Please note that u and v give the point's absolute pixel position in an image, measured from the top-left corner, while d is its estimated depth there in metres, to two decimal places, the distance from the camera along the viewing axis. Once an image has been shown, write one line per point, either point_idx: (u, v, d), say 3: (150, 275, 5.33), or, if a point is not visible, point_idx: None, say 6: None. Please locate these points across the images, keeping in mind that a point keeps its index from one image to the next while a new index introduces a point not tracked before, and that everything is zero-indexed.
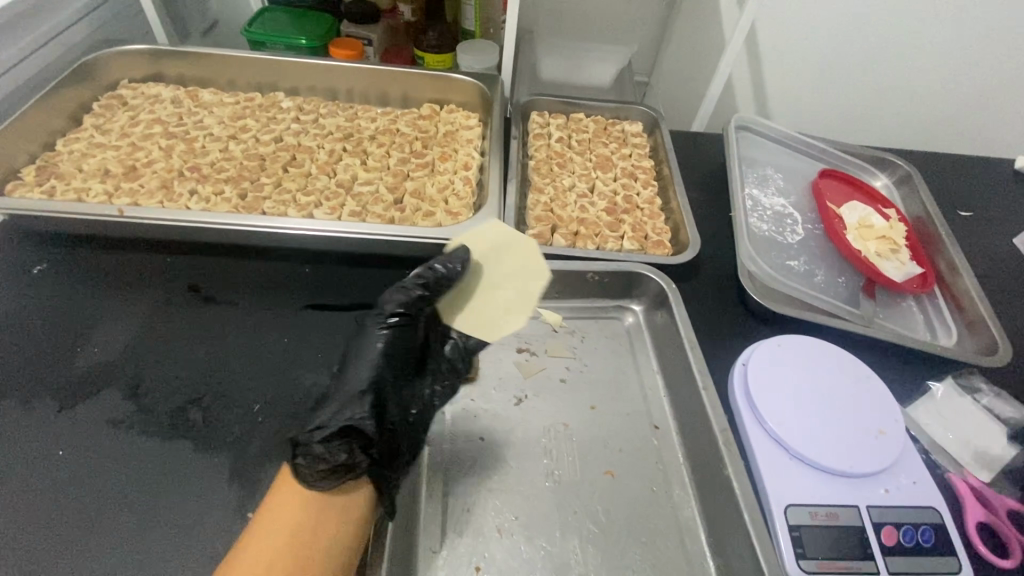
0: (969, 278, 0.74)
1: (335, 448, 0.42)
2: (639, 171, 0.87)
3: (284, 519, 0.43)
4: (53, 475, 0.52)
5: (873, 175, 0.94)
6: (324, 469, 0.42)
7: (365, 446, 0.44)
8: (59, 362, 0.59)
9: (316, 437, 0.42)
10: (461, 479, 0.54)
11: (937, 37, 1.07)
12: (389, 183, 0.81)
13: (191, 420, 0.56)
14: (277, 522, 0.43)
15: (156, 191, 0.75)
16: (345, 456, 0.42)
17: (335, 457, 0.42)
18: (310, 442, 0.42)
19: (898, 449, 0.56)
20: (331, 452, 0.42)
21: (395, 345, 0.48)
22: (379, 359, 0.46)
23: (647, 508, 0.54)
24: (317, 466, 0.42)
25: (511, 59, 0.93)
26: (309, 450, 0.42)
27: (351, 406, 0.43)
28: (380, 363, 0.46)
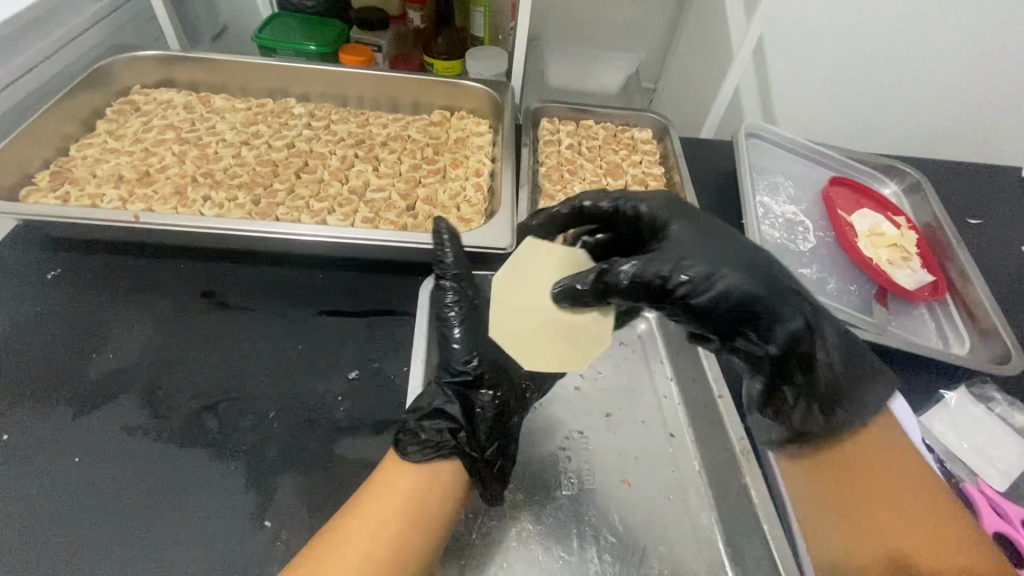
0: (981, 286, 0.74)
1: (437, 432, 0.47)
2: (650, 178, 0.88)
3: (392, 492, 0.45)
4: (69, 482, 0.52)
5: (882, 183, 0.94)
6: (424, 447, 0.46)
7: (453, 430, 0.47)
8: (74, 368, 0.59)
9: (415, 416, 0.47)
10: None
11: (943, 46, 1.08)
12: (402, 190, 0.81)
13: (206, 427, 0.56)
14: (388, 490, 0.45)
15: (169, 197, 0.75)
16: (433, 434, 0.46)
17: (427, 439, 0.46)
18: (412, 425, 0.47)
19: (915, 458, 0.56)
20: (420, 431, 0.46)
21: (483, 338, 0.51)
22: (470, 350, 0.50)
23: (664, 517, 0.54)
24: (418, 445, 0.46)
25: (521, 66, 0.94)
26: (406, 427, 0.47)
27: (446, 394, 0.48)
28: (471, 345, 0.50)
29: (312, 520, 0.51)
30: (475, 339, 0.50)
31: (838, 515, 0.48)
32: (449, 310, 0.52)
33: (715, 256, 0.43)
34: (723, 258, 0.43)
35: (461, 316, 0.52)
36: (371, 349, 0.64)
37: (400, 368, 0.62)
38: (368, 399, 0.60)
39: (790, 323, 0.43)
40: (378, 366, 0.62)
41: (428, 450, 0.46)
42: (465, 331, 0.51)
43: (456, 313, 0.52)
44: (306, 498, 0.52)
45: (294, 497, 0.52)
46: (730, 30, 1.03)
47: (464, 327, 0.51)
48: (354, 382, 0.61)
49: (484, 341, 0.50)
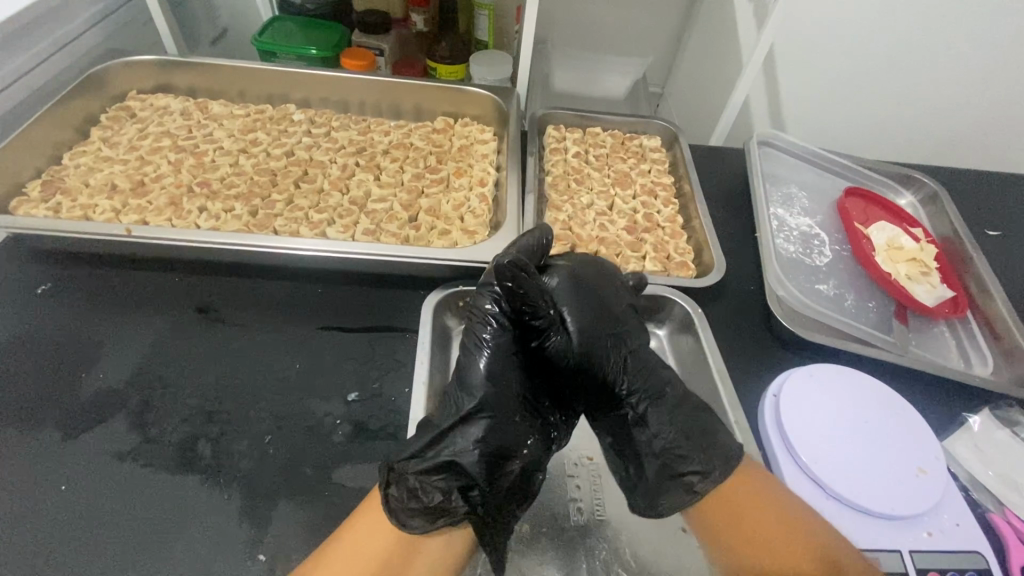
0: (1004, 303, 0.71)
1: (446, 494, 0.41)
2: (660, 188, 0.85)
3: (369, 547, 0.42)
4: (55, 511, 0.49)
5: (898, 193, 0.92)
6: (418, 507, 0.41)
7: (466, 488, 0.42)
8: (62, 388, 0.57)
9: (417, 470, 0.42)
10: None
11: (959, 51, 1.05)
12: (404, 201, 0.79)
13: (199, 452, 0.54)
14: (363, 546, 0.42)
15: (164, 208, 0.73)
16: (443, 496, 0.42)
17: (429, 498, 0.41)
18: (406, 474, 0.42)
19: (941, 490, 0.53)
20: (424, 487, 0.42)
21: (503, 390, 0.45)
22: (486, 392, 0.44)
23: (677, 549, 0.52)
24: (411, 502, 0.41)
25: (527, 73, 0.91)
26: (404, 482, 0.42)
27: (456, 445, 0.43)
28: (496, 381, 0.45)
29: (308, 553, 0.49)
30: (499, 374, 0.45)
31: (768, 512, 0.47)
32: (487, 329, 0.47)
33: (582, 302, 0.52)
34: (595, 320, 0.51)
35: (498, 337, 0.47)
36: (372, 368, 0.62)
37: (402, 389, 0.60)
38: (368, 422, 0.57)
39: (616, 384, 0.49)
40: (379, 387, 0.60)
41: (433, 513, 0.42)
42: (494, 362, 0.46)
43: (495, 335, 0.47)
44: (302, 529, 0.50)
45: (290, 528, 0.50)
46: (740, 36, 1.00)
47: (496, 355, 0.46)
48: (354, 404, 0.59)
49: (512, 376, 0.46)
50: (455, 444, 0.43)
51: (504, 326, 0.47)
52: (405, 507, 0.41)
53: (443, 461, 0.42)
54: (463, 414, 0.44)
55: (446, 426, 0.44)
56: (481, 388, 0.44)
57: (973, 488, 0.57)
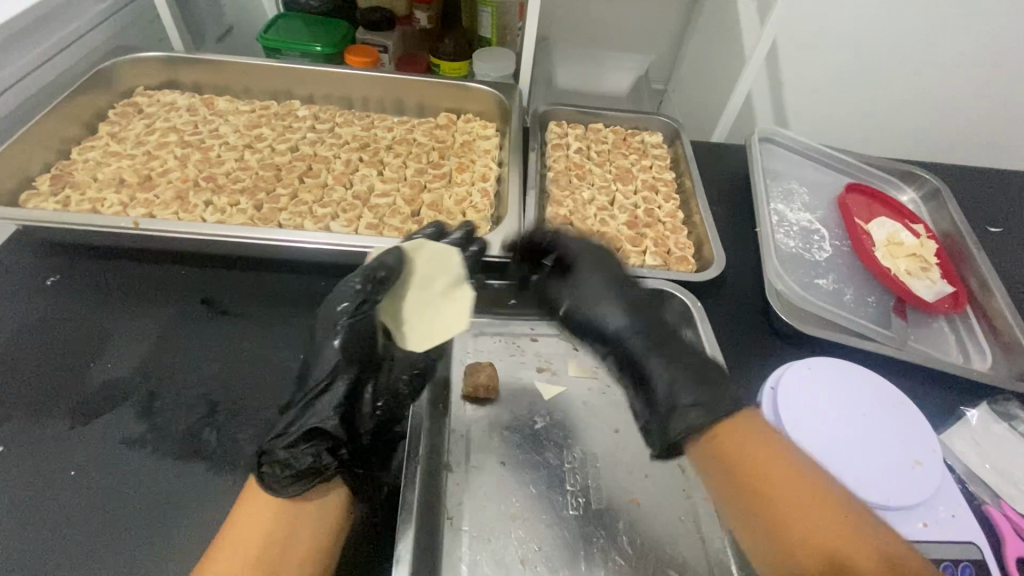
0: (1004, 298, 0.71)
1: (317, 452, 0.44)
2: (660, 184, 0.86)
3: (255, 528, 0.42)
4: (64, 496, 0.51)
5: (899, 190, 0.92)
6: (292, 475, 0.43)
7: (333, 448, 0.45)
8: (71, 378, 0.58)
9: (285, 443, 0.43)
10: (484, 506, 0.53)
11: (962, 47, 1.05)
12: (407, 195, 0.80)
13: (204, 440, 0.55)
14: (248, 531, 0.42)
15: (170, 202, 0.74)
16: (313, 459, 0.44)
17: (302, 463, 0.43)
18: (274, 449, 0.43)
19: (937, 481, 0.54)
20: (295, 454, 0.43)
21: (354, 349, 0.45)
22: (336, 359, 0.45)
23: (675, 538, 0.52)
24: (285, 472, 0.43)
25: (529, 69, 0.92)
26: (274, 454, 0.43)
27: (313, 413, 0.45)
28: (350, 357, 0.45)
29: None
30: (352, 348, 0.45)
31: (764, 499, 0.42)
32: (348, 310, 0.45)
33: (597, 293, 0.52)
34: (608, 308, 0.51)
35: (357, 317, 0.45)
36: None
37: None
38: None
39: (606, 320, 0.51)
40: None
41: (306, 477, 0.43)
42: (348, 341, 0.45)
43: (355, 316, 0.45)
44: None
45: None
46: (743, 32, 1.00)
47: (350, 333, 0.45)
48: None
49: (365, 350, 0.46)
50: (318, 412, 0.45)
51: (366, 305, 0.45)
52: (280, 472, 0.43)
53: (309, 429, 0.44)
54: (320, 386, 0.45)
55: (307, 397, 0.45)
56: (334, 362, 0.45)
57: (970, 481, 0.58)
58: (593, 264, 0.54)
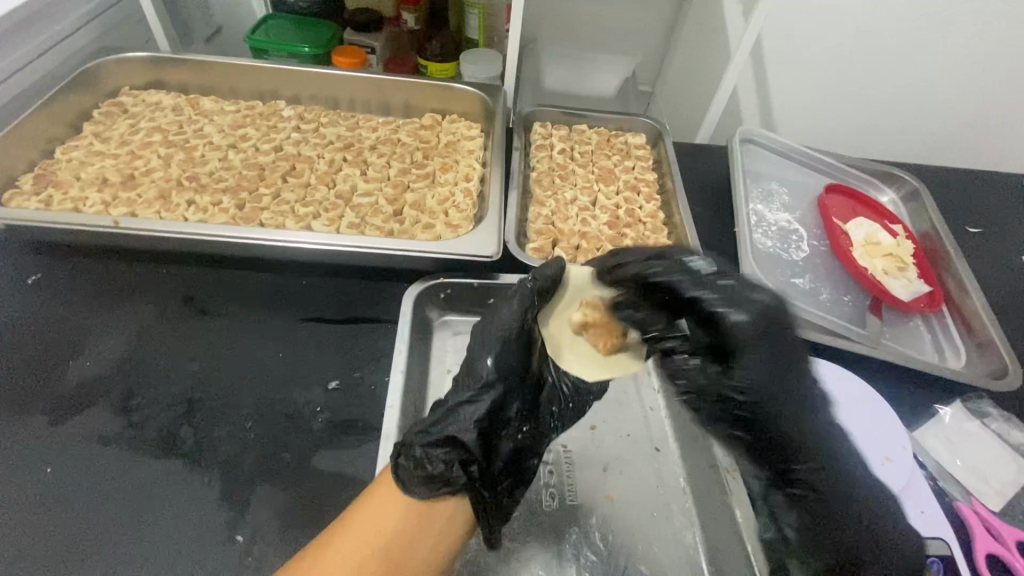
0: (978, 298, 0.72)
1: (435, 457, 0.43)
2: (642, 185, 0.86)
3: (378, 524, 0.42)
4: (39, 494, 0.51)
5: (880, 190, 0.93)
6: (421, 475, 0.43)
7: (466, 463, 0.44)
8: (50, 376, 0.58)
9: (422, 441, 0.44)
10: None
11: (943, 49, 1.06)
12: (390, 195, 0.80)
13: (182, 438, 0.55)
14: (371, 525, 0.42)
15: (153, 201, 0.74)
16: (445, 467, 0.43)
17: (433, 469, 0.43)
18: (412, 444, 0.44)
19: (906, 477, 0.55)
20: (430, 458, 0.43)
21: (505, 366, 0.47)
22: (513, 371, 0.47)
23: (647, 534, 0.53)
24: (415, 470, 0.43)
25: (514, 70, 0.92)
26: (410, 452, 0.43)
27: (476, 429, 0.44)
28: (499, 370, 0.47)
29: (288, 534, 0.50)
30: (507, 363, 0.47)
31: None
32: (511, 319, 0.48)
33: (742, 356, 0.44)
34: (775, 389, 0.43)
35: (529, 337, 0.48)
36: (353, 358, 0.63)
37: (382, 378, 0.61)
38: (347, 411, 0.58)
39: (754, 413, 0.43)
40: (360, 376, 0.61)
41: (436, 485, 0.43)
42: (500, 358, 0.47)
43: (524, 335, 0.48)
44: (282, 512, 0.51)
45: (271, 511, 0.51)
46: (727, 33, 1.01)
47: (507, 349, 0.47)
48: (334, 393, 0.60)
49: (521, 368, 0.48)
50: (459, 420, 0.45)
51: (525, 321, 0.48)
52: (409, 474, 0.43)
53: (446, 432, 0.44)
54: (465, 398, 0.46)
55: (450, 405, 0.46)
56: (487, 374, 0.47)
57: (941, 477, 0.59)
58: (783, 377, 0.43)
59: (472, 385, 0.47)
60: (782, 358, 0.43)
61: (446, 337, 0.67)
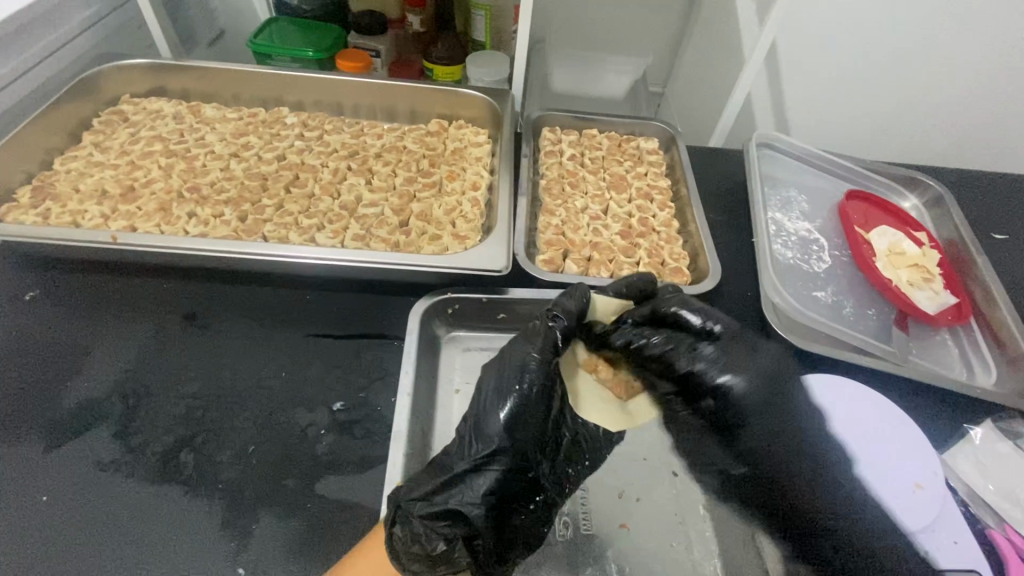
0: (1009, 310, 0.69)
1: (437, 533, 0.41)
2: (656, 192, 0.84)
3: None
4: (34, 523, 0.49)
5: (902, 196, 0.89)
6: (419, 552, 0.42)
7: (468, 539, 0.42)
8: (48, 397, 0.57)
9: (423, 513, 0.41)
10: None
11: (966, 46, 1.02)
12: (395, 205, 0.78)
13: (182, 463, 0.53)
14: None
15: (153, 214, 0.72)
16: (444, 545, 0.42)
17: (432, 544, 0.42)
18: (410, 519, 0.42)
19: (938, 506, 0.52)
20: (428, 534, 0.42)
21: (523, 421, 0.44)
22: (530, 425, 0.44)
23: (665, 565, 0.51)
24: (413, 547, 0.42)
25: (522, 74, 0.90)
26: (409, 525, 0.42)
27: (483, 504, 0.41)
28: (511, 435, 0.43)
29: (290, 566, 0.48)
30: (521, 426, 0.44)
31: None
32: (528, 373, 0.45)
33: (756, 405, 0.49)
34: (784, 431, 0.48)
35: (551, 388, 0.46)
36: (358, 378, 0.61)
37: (388, 399, 0.59)
38: (352, 434, 0.56)
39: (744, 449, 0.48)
40: (365, 397, 0.59)
41: (434, 559, 0.43)
42: (513, 414, 0.43)
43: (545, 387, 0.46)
44: (284, 541, 0.49)
45: (272, 541, 0.49)
46: (742, 33, 0.98)
47: (523, 409, 0.44)
48: (339, 414, 0.58)
49: (535, 431, 0.44)
50: (464, 492, 0.41)
51: (547, 373, 0.46)
52: (406, 545, 0.42)
53: (449, 509, 0.41)
54: (473, 464, 0.42)
55: (457, 473, 0.42)
56: (496, 439, 0.43)
57: (973, 505, 0.56)
58: (770, 429, 0.48)
59: (477, 450, 0.43)
60: (754, 401, 0.49)
61: (454, 355, 0.65)
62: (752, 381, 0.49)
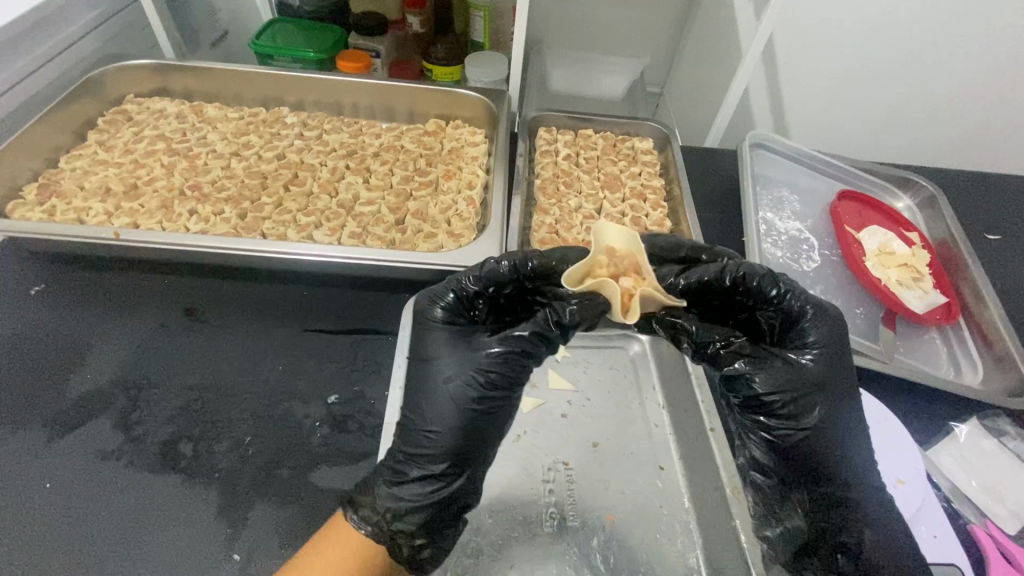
0: (997, 309, 0.70)
1: (377, 517, 0.45)
2: (649, 192, 0.85)
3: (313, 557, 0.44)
4: (37, 509, 0.51)
5: (894, 196, 0.90)
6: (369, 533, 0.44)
7: (428, 513, 0.45)
8: (51, 389, 0.58)
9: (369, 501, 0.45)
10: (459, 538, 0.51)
11: (962, 49, 1.03)
12: (392, 203, 0.80)
13: (180, 453, 0.55)
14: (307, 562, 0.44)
15: (155, 211, 0.74)
16: (388, 526, 0.44)
17: (393, 525, 0.44)
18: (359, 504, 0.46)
19: (918, 500, 0.53)
20: (377, 521, 0.44)
21: (424, 408, 0.46)
22: (426, 413, 0.46)
23: (650, 554, 0.52)
24: (364, 527, 0.45)
25: (518, 75, 0.91)
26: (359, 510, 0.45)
27: (403, 493, 0.45)
28: (430, 435, 0.45)
29: (283, 553, 0.49)
30: (427, 405, 0.46)
31: None
32: (428, 364, 0.48)
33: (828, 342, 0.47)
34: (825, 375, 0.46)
35: (468, 377, 0.46)
36: (353, 372, 0.62)
37: (382, 392, 0.61)
38: (346, 425, 0.58)
39: (787, 402, 0.44)
40: (359, 390, 0.61)
41: (392, 542, 0.45)
42: (417, 402, 0.47)
43: (465, 380, 0.45)
44: (277, 529, 0.51)
45: (266, 528, 0.51)
46: (740, 34, 0.98)
47: (425, 390, 0.47)
48: (333, 407, 0.59)
49: (461, 419, 0.45)
50: (393, 481, 0.45)
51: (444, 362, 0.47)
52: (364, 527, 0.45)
53: (382, 496, 0.45)
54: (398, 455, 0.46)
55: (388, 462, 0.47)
56: (404, 426, 0.47)
57: (955, 501, 0.56)
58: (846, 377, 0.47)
59: (407, 451, 0.46)
60: (838, 363, 0.47)
61: None
62: (832, 333, 0.48)
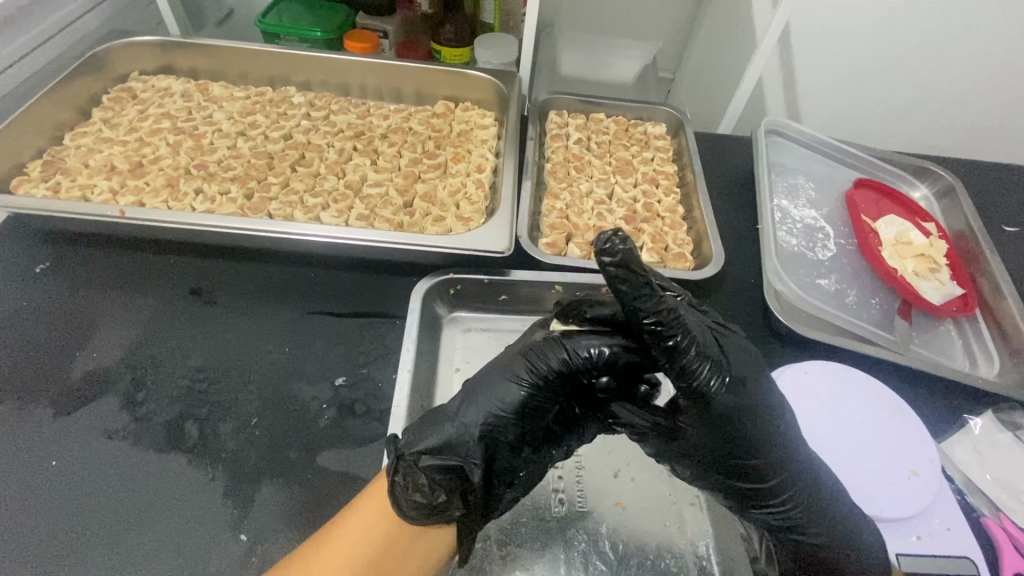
0: (1015, 301, 0.68)
1: (433, 483, 0.42)
2: (661, 177, 0.83)
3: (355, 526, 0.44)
4: (42, 487, 0.50)
5: (911, 186, 0.88)
6: (420, 500, 0.42)
7: (466, 493, 0.43)
8: (56, 367, 0.58)
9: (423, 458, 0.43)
10: None
11: (985, 34, 1.00)
12: (400, 185, 0.78)
13: (187, 432, 0.54)
14: (351, 536, 0.44)
15: (160, 190, 0.74)
16: (439, 495, 0.42)
17: (433, 494, 0.42)
18: (416, 467, 0.43)
19: (931, 492, 0.52)
20: (430, 485, 0.42)
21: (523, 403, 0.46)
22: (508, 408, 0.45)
23: (659, 542, 0.51)
24: (414, 494, 0.42)
25: (530, 56, 0.89)
26: (412, 474, 0.43)
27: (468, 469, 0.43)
28: (495, 415, 0.45)
29: (290, 535, 0.49)
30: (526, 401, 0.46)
31: None
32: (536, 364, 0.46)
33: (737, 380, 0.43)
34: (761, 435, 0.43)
35: (536, 385, 0.46)
36: (359, 354, 0.62)
37: (389, 375, 0.60)
38: (354, 407, 0.57)
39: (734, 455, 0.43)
40: (366, 372, 0.60)
41: (429, 508, 0.42)
42: (515, 395, 0.45)
43: (538, 381, 0.46)
44: (285, 510, 0.50)
45: (272, 508, 0.51)
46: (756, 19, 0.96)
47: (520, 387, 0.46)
48: (341, 389, 0.59)
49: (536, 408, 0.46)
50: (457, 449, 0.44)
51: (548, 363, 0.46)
52: (405, 492, 0.43)
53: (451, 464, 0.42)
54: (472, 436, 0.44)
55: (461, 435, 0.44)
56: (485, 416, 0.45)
57: (967, 496, 0.55)
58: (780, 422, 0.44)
59: (466, 421, 0.45)
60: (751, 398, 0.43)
61: (455, 334, 0.65)
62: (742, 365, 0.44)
